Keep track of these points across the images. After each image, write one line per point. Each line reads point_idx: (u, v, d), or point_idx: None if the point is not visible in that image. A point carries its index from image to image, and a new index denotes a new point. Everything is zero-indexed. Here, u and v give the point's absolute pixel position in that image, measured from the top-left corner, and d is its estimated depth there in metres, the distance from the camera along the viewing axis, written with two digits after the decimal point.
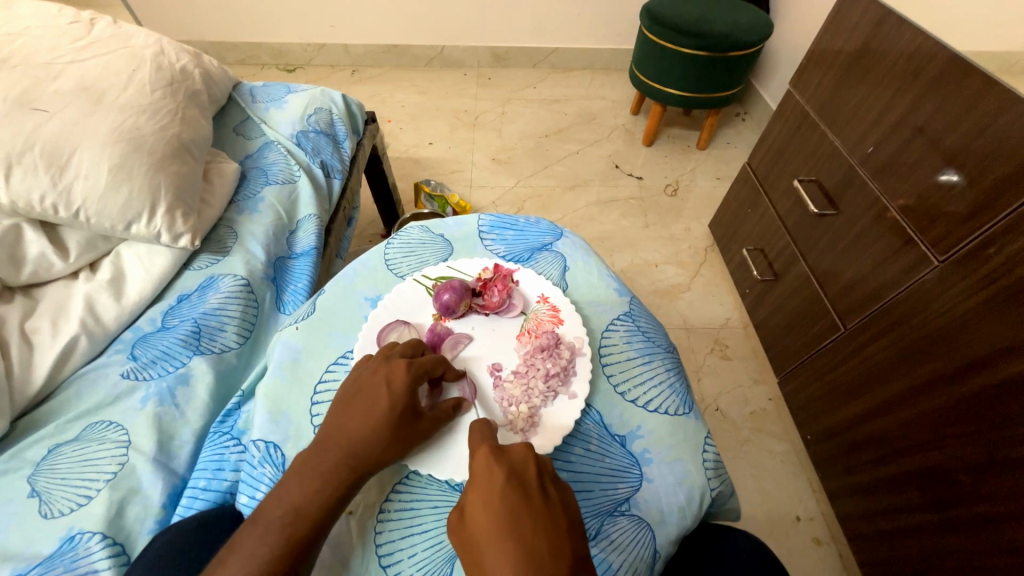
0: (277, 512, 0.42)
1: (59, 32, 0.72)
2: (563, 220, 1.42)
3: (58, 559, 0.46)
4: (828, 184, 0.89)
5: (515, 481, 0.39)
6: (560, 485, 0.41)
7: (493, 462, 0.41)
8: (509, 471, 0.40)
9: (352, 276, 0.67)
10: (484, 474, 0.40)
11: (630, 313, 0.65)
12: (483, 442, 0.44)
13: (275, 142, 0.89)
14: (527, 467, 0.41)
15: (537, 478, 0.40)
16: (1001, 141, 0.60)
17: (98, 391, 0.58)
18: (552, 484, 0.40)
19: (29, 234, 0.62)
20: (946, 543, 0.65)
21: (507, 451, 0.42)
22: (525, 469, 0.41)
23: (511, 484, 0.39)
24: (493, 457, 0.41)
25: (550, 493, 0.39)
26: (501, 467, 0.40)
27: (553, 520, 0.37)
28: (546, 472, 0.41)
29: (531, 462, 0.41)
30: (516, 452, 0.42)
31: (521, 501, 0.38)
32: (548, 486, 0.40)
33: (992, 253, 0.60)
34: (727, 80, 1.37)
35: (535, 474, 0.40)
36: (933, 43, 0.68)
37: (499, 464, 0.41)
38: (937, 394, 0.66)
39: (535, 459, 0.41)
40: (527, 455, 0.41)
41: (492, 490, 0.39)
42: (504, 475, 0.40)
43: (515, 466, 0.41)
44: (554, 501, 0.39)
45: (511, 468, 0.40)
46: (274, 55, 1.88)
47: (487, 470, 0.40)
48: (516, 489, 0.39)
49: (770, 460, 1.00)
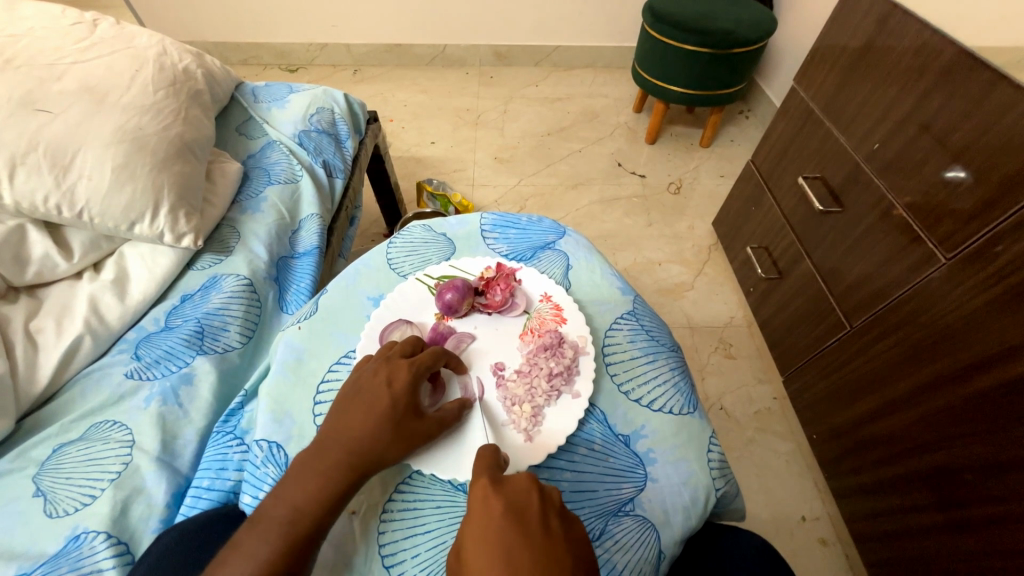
0: (279, 512, 0.42)
1: (63, 33, 0.72)
2: (566, 218, 1.41)
3: (62, 559, 0.46)
4: (833, 182, 0.89)
5: (514, 516, 0.38)
6: (566, 518, 0.40)
7: (490, 493, 0.40)
8: (507, 504, 0.39)
9: (354, 276, 0.67)
10: (482, 507, 0.40)
11: (634, 312, 0.64)
12: (484, 469, 0.43)
13: (277, 142, 0.89)
14: (529, 501, 0.40)
15: (540, 512, 0.39)
16: (1008, 137, 0.59)
17: (102, 391, 0.58)
18: (556, 518, 0.39)
19: (33, 234, 0.62)
20: (954, 544, 0.65)
21: (507, 482, 0.41)
22: (526, 503, 0.40)
23: (509, 518, 0.38)
24: (491, 488, 0.41)
25: (553, 528, 0.38)
26: (498, 499, 0.40)
27: (554, 557, 0.36)
28: (550, 504, 0.40)
29: (534, 496, 0.40)
30: (518, 484, 0.41)
31: (519, 537, 0.37)
32: (551, 520, 0.39)
33: (1000, 251, 0.59)
34: (731, 77, 1.36)
35: (538, 507, 0.39)
36: (939, 38, 0.67)
37: (497, 497, 0.40)
38: (944, 393, 0.65)
39: (538, 491, 0.40)
40: (529, 488, 0.40)
41: (489, 525, 0.38)
42: (501, 509, 0.39)
43: (515, 499, 0.40)
44: (557, 538, 0.37)
45: (510, 501, 0.39)
46: (276, 55, 1.88)
47: (485, 502, 0.40)
48: (513, 524, 0.38)
49: (775, 460, 1.00)
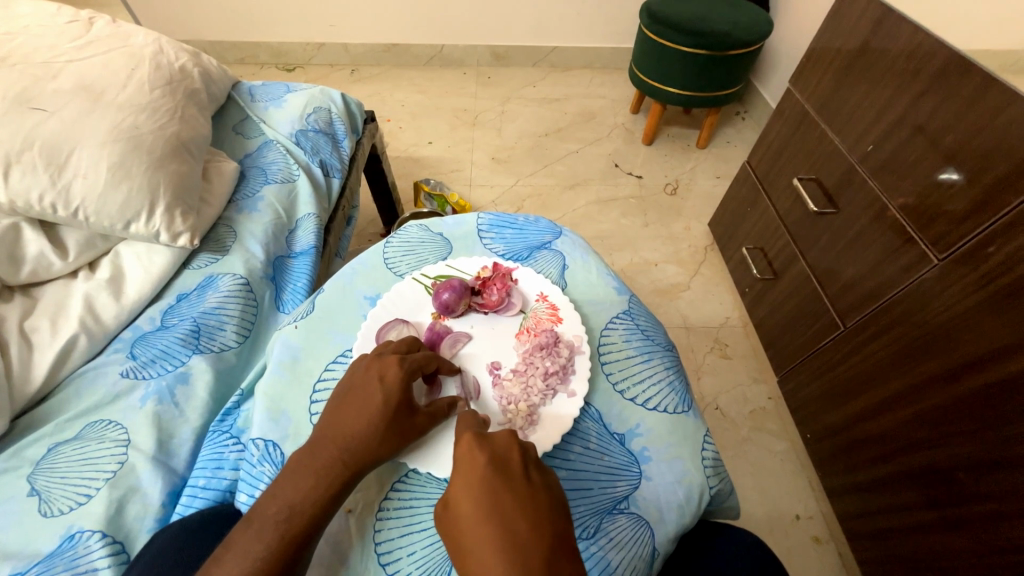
0: (272, 510, 0.42)
1: (59, 31, 0.72)
2: (563, 218, 1.41)
3: (58, 558, 0.46)
4: (827, 183, 0.89)
5: (497, 467, 0.39)
6: (543, 471, 0.40)
7: (475, 447, 0.40)
8: (491, 455, 0.40)
9: (350, 275, 0.67)
10: (466, 458, 0.40)
11: (629, 311, 0.65)
12: (469, 428, 0.43)
13: (274, 141, 0.90)
14: (511, 453, 0.40)
15: (521, 463, 0.39)
16: (1000, 139, 0.60)
17: (97, 390, 0.58)
18: (535, 470, 0.40)
19: (28, 233, 0.62)
20: (946, 541, 0.65)
21: (490, 437, 0.41)
22: (508, 456, 0.40)
23: (493, 469, 0.38)
24: (475, 442, 0.41)
25: (534, 478, 0.39)
26: (482, 451, 0.40)
27: (535, 501, 0.37)
28: (529, 458, 0.41)
29: (515, 449, 0.41)
30: (500, 440, 0.41)
31: (502, 484, 0.37)
32: (531, 471, 0.39)
33: (992, 252, 0.60)
34: (728, 78, 1.37)
35: (519, 459, 0.40)
36: (932, 41, 0.68)
37: (480, 449, 0.40)
38: (936, 392, 0.66)
39: (519, 446, 0.41)
40: (510, 442, 0.41)
41: (474, 475, 0.38)
42: (486, 460, 0.39)
43: (499, 452, 0.40)
44: (538, 486, 0.38)
45: (494, 453, 0.40)
46: (273, 55, 1.88)
47: (469, 453, 0.40)
48: (497, 474, 0.38)
49: (770, 459, 1.00)
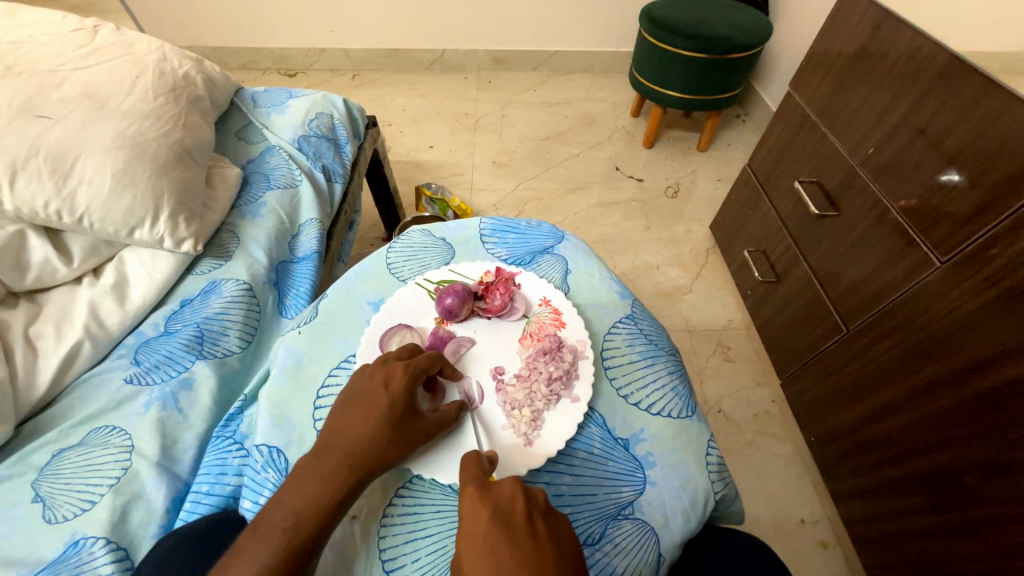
0: (278, 517, 0.42)
1: (63, 40, 0.73)
2: (564, 222, 1.42)
3: (62, 565, 0.47)
4: (829, 185, 0.89)
5: (499, 518, 0.39)
6: (551, 518, 0.40)
7: (477, 502, 0.40)
8: (494, 509, 0.39)
9: (353, 280, 0.67)
10: (470, 512, 0.39)
11: (632, 315, 0.65)
12: (472, 474, 0.43)
13: (276, 147, 0.90)
14: (515, 504, 0.40)
15: (525, 514, 0.39)
16: (1002, 142, 0.60)
17: (101, 397, 0.58)
18: (541, 518, 0.39)
19: (33, 240, 0.63)
20: (954, 546, 0.65)
21: (493, 488, 0.41)
22: (512, 506, 0.40)
23: (494, 521, 0.38)
24: (477, 495, 0.40)
25: (538, 528, 0.38)
26: (486, 506, 0.39)
27: (539, 557, 0.36)
28: (536, 506, 0.40)
29: (519, 498, 0.40)
30: (504, 490, 0.41)
31: (502, 539, 0.37)
32: (537, 521, 0.39)
33: (994, 254, 0.60)
34: (728, 82, 1.37)
35: (523, 510, 0.39)
36: (932, 45, 0.68)
37: (483, 503, 0.40)
38: (941, 395, 0.66)
39: (524, 493, 0.40)
40: (514, 491, 0.40)
41: (476, 528, 0.38)
42: (488, 513, 0.39)
43: (501, 503, 0.40)
44: (543, 537, 0.38)
45: (496, 506, 0.39)
46: (275, 60, 1.89)
47: (473, 508, 0.40)
48: (499, 528, 0.38)
49: (774, 463, 1.00)
